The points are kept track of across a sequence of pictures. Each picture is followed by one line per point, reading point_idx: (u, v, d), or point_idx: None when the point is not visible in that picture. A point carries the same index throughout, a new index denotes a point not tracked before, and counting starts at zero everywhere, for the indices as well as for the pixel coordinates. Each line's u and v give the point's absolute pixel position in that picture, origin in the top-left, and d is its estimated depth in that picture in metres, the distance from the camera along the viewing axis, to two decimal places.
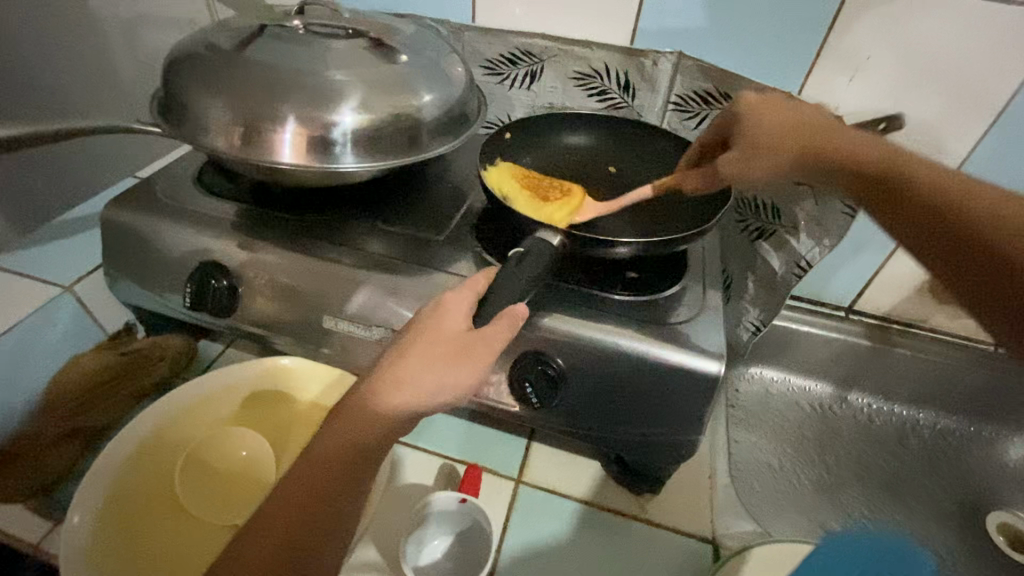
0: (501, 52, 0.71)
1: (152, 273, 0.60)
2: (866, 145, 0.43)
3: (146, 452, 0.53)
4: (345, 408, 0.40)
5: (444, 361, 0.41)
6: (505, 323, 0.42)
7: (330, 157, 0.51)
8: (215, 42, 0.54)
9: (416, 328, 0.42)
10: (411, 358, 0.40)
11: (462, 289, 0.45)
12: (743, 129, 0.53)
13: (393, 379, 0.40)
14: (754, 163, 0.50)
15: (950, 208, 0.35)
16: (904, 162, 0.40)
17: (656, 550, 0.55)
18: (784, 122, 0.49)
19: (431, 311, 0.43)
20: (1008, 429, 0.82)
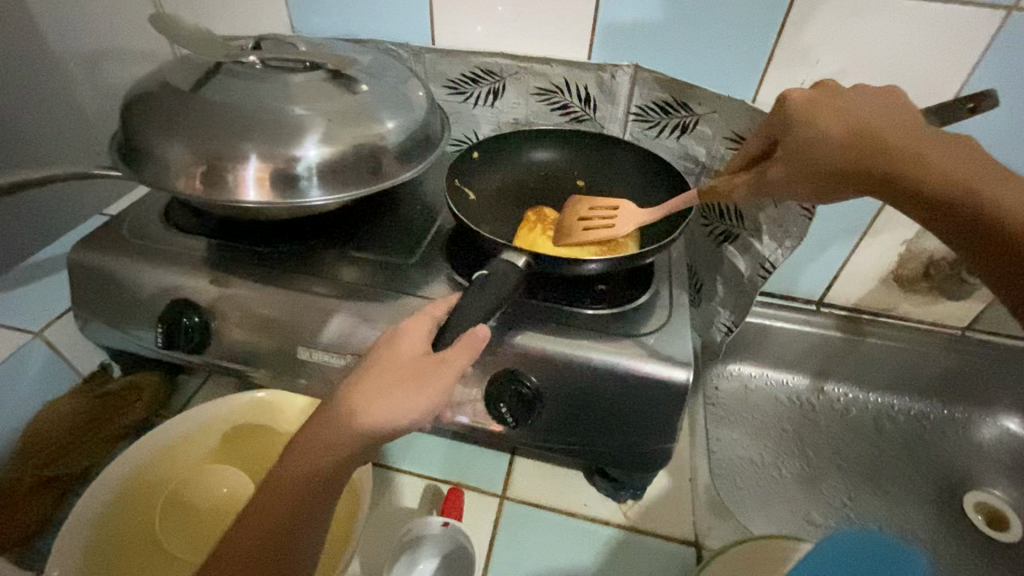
0: (463, 72, 0.71)
1: (123, 312, 0.59)
2: (924, 151, 0.43)
3: (126, 495, 0.52)
4: (311, 431, 0.41)
5: (403, 385, 0.41)
6: (465, 345, 0.42)
7: (295, 191, 0.51)
8: (171, 81, 0.54)
9: (374, 356, 0.43)
10: (374, 382, 0.41)
11: (422, 315, 0.45)
12: (795, 136, 0.50)
13: (357, 403, 0.40)
14: (818, 176, 0.48)
15: (963, 200, 0.40)
16: (939, 179, 0.42)
17: (642, 555, 0.56)
18: (850, 129, 0.46)
19: (389, 337, 0.44)
20: (978, 409, 0.84)
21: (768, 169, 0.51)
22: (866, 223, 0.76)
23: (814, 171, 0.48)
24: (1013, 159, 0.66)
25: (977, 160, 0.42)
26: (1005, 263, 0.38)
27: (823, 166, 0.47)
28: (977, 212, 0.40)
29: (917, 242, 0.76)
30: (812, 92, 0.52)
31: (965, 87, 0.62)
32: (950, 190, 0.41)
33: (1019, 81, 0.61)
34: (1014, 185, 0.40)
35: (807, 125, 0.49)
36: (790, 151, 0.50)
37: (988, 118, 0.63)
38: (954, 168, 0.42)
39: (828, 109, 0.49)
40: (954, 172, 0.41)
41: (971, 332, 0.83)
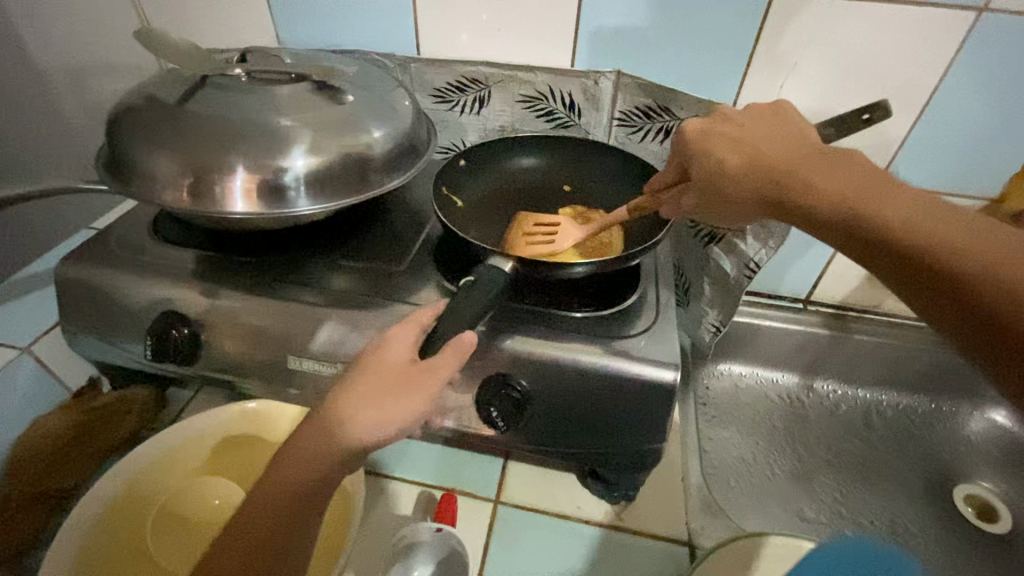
0: (448, 81, 0.72)
1: (112, 326, 0.59)
2: (818, 178, 0.43)
3: (119, 509, 0.52)
4: (299, 439, 0.41)
5: (389, 393, 0.41)
6: (452, 352, 0.42)
7: (284, 202, 0.52)
8: (157, 94, 0.55)
9: (360, 366, 0.43)
10: (362, 390, 0.41)
11: (410, 322, 0.46)
12: (699, 167, 0.51)
13: (346, 413, 0.40)
14: (727, 205, 0.49)
15: (857, 220, 0.40)
16: (840, 200, 0.41)
17: (635, 556, 0.57)
18: (744, 159, 0.47)
19: (375, 347, 0.44)
20: (966, 402, 0.85)
21: (683, 202, 0.53)
22: None
23: (721, 200, 0.49)
24: (988, 156, 0.67)
25: (874, 177, 0.41)
26: (926, 283, 0.35)
27: (730, 198, 0.48)
28: (877, 227, 0.38)
29: None
30: (707, 118, 0.53)
31: (938, 88, 0.63)
32: (842, 211, 0.40)
33: (991, 79, 0.62)
34: (903, 199, 0.39)
35: (706, 155, 0.50)
36: (697, 180, 0.51)
37: (961, 118, 0.65)
38: (850, 188, 0.41)
39: (721, 139, 0.50)
40: (845, 195, 0.41)
41: None
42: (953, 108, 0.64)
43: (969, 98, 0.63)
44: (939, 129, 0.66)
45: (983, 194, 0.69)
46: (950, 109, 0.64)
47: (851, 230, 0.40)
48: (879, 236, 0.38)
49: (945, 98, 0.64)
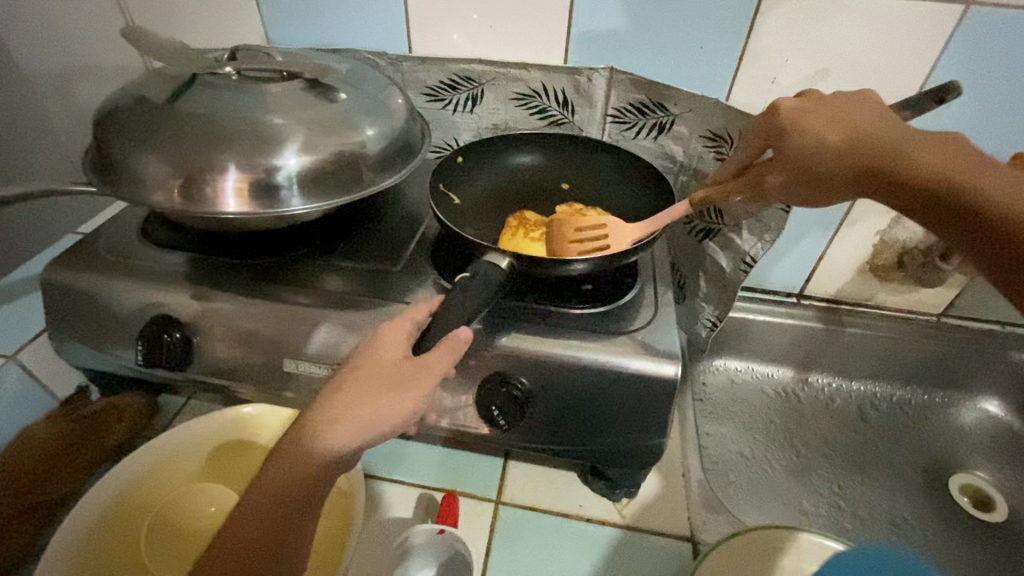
0: (441, 79, 0.72)
1: (102, 332, 0.58)
2: (924, 149, 0.42)
3: (112, 518, 0.51)
4: (288, 440, 0.40)
5: (383, 388, 0.40)
6: (446, 348, 0.42)
7: (277, 202, 0.51)
8: (145, 94, 0.54)
9: (353, 361, 0.43)
10: (355, 387, 0.40)
11: (401, 319, 0.45)
12: (791, 143, 0.50)
13: (338, 411, 0.39)
14: (809, 184, 0.48)
15: (955, 195, 0.39)
16: (936, 177, 0.41)
17: (638, 553, 0.56)
18: (842, 134, 0.46)
19: (369, 342, 0.44)
20: (958, 393, 0.86)
21: (766, 180, 0.51)
22: (840, 216, 0.77)
23: (807, 179, 0.48)
24: (977, 148, 0.68)
25: (965, 154, 0.41)
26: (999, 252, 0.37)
27: (814, 174, 0.48)
28: (973, 204, 0.39)
29: (890, 232, 0.78)
30: (805, 97, 0.52)
31: (927, 82, 0.64)
32: (936, 188, 0.40)
33: (978, 72, 0.63)
34: (1006, 177, 0.39)
35: (803, 132, 0.49)
36: (784, 159, 0.50)
37: (950, 111, 0.66)
38: (943, 164, 0.41)
39: (821, 115, 0.49)
40: (945, 169, 0.41)
41: (947, 317, 0.85)
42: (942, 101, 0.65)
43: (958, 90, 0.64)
44: (928, 122, 0.67)
45: None
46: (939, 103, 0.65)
47: (946, 204, 0.40)
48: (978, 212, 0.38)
49: None
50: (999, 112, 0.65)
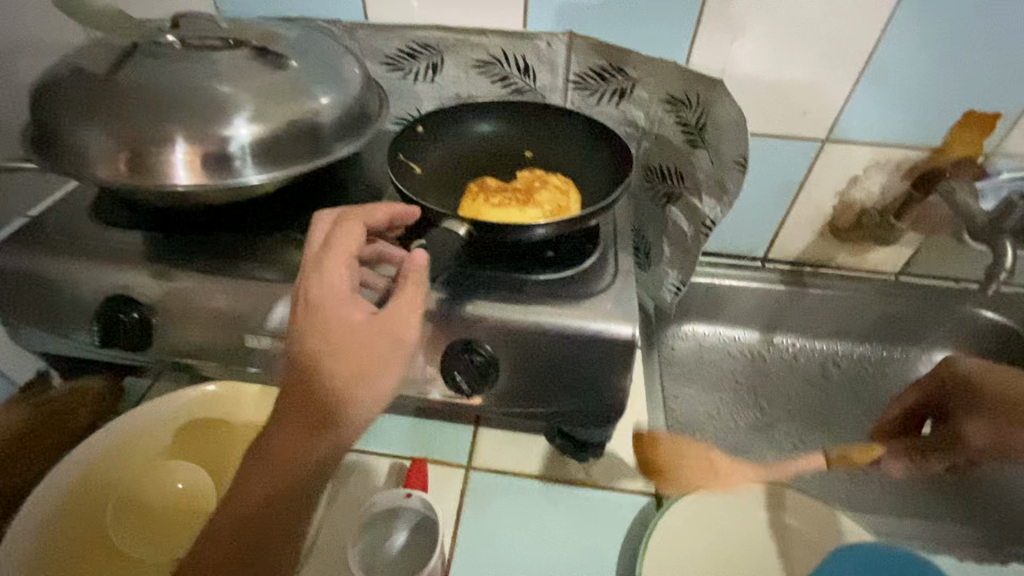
0: (399, 47, 0.70)
1: (58, 314, 0.57)
2: None
3: (77, 499, 0.50)
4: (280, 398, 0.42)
5: (361, 352, 0.42)
6: (409, 281, 0.45)
7: (230, 173, 0.50)
8: (84, 65, 0.51)
9: (312, 335, 0.42)
10: (328, 341, 0.42)
11: (334, 260, 0.45)
12: None
13: (334, 375, 0.41)
14: None
15: None
16: None
17: (605, 510, 0.58)
18: None
19: (319, 310, 0.43)
20: (915, 348, 0.89)
21: None
22: (799, 179, 0.78)
23: None
24: (929, 107, 0.69)
25: None
26: None
27: None
28: None
29: (850, 194, 0.79)
30: None
31: (880, 41, 0.65)
32: None
33: (931, 29, 0.64)
34: None
35: None
36: None
37: (903, 70, 0.67)
38: None
39: None
40: None
41: (905, 276, 0.88)
42: (894, 60, 0.66)
43: (910, 50, 0.65)
44: (881, 82, 0.68)
45: (925, 145, 0.72)
46: (892, 61, 0.66)
47: None
48: None
49: (887, 52, 0.66)
50: (949, 71, 0.66)
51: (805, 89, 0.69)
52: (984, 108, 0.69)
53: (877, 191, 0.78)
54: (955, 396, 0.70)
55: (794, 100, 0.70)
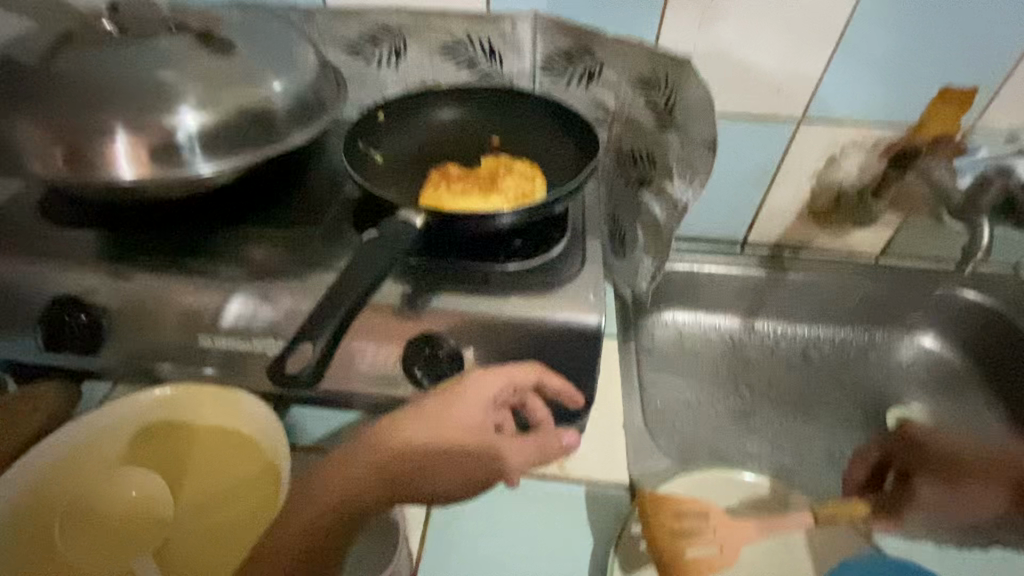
0: (360, 32, 0.68)
1: (5, 317, 0.55)
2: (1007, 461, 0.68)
3: (26, 512, 0.48)
4: (381, 440, 0.40)
5: (474, 453, 0.42)
6: (540, 444, 0.48)
7: (177, 165, 0.47)
8: (16, 55, 0.49)
9: (436, 404, 0.43)
10: (479, 442, 0.43)
11: (492, 376, 0.45)
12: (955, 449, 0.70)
13: (445, 452, 0.41)
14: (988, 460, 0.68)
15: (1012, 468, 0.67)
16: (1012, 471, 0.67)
17: (576, 504, 0.57)
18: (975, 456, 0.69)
19: (452, 388, 0.44)
20: (898, 331, 0.88)
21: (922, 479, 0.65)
22: (776, 161, 0.76)
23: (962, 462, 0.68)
24: (905, 85, 0.68)
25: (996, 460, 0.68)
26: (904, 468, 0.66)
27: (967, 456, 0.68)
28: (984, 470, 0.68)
29: (828, 175, 0.77)
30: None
31: (853, 16, 0.63)
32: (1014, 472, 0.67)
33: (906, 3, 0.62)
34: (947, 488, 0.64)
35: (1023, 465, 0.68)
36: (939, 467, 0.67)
37: (878, 47, 0.65)
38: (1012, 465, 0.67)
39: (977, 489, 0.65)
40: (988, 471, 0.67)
41: (885, 258, 0.87)
42: (869, 36, 0.64)
43: (883, 25, 0.63)
44: (857, 58, 0.66)
45: (902, 124, 0.71)
46: (867, 37, 0.64)
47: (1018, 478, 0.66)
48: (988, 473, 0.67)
49: (860, 27, 0.64)
50: (924, 47, 0.65)
51: (779, 67, 0.67)
52: (962, 84, 0.67)
53: (856, 173, 0.77)
54: (902, 453, 0.70)
55: (768, 80, 0.69)
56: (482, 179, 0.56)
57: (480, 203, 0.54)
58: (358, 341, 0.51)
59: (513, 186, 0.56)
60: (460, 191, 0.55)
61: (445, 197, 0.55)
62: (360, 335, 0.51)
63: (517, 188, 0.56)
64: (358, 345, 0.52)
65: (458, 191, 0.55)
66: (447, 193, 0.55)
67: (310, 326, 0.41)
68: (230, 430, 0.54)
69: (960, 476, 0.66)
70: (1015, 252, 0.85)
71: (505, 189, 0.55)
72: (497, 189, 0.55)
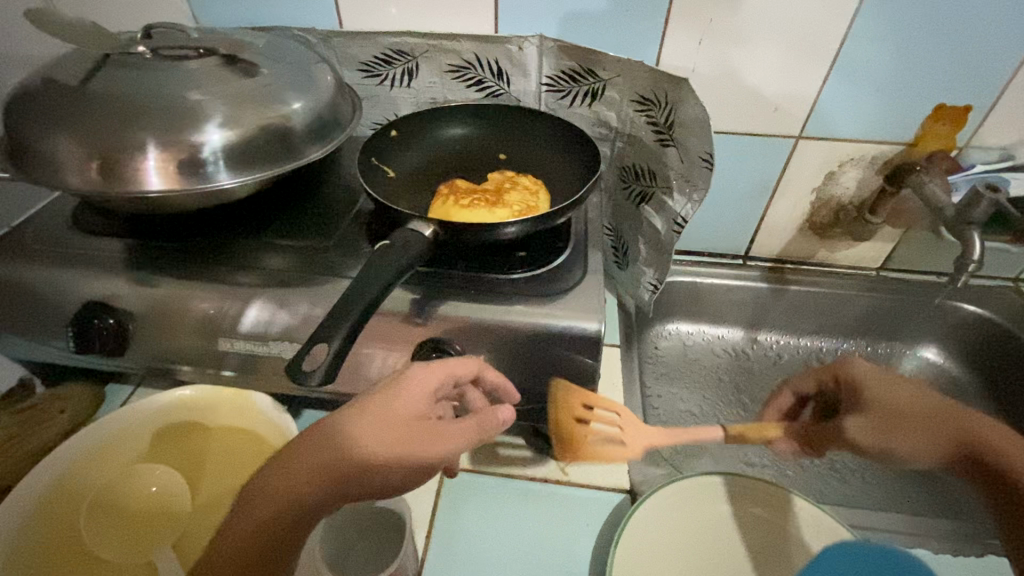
0: (375, 54, 0.71)
1: (38, 322, 0.58)
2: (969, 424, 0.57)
3: (52, 504, 0.50)
4: (327, 439, 0.41)
5: (407, 443, 0.42)
6: (476, 424, 0.46)
7: (203, 178, 0.50)
8: (57, 75, 0.52)
9: (368, 402, 0.43)
10: (413, 432, 0.43)
11: (434, 370, 0.46)
12: (891, 399, 0.60)
13: (375, 448, 0.41)
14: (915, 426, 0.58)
15: (962, 439, 0.56)
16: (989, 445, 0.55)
17: (578, 507, 0.58)
18: (913, 406, 0.59)
19: (388, 386, 0.45)
20: (900, 344, 0.89)
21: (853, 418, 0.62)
22: (776, 176, 0.78)
23: (903, 423, 0.59)
24: (899, 102, 0.70)
25: (935, 408, 0.58)
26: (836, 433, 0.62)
27: (909, 410, 0.59)
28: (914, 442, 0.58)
29: (826, 189, 0.79)
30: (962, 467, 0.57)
31: (848, 37, 0.65)
32: (969, 445, 0.56)
33: (899, 24, 0.64)
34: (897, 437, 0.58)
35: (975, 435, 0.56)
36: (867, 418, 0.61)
37: (872, 66, 0.67)
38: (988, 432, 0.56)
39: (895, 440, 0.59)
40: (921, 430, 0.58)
41: (885, 271, 0.88)
42: (863, 56, 0.67)
43: (878, 45, 0.66)
44: (852, 77, 0.68)
45: (898, 140, 0.73)
46: (861, 57, 0.67)
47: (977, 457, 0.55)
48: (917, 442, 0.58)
49: (854, 48, 0.66)
50: (916, 66, 0.67)
51: (775, 86, 0.70)
52: (955, 101, 0.69)
53: (854, 187, 0.78)
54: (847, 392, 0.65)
55: (766, 98, 0.71)
56: (489, 193, 0.59)
57: (487, 215, 0.56)
58: (369, 345, 0.54)
59: (517, 199, 0.58)
60: (468, 204, 0.57)
61: (453, 209, 0.57)
62: (371, 339, 0.54)
63: (522, 201, 0.58)
64: (369, 349, 0.54)
65: (466, 204, 0.57)
66: (454, 206, 0.58)
67: (324, 325, 0.43)
68: (248, 428, 0.57)
69: (902, 427, 0.59)
70: (1015, 267, 0.86)
71: (510, 202, 0.58)
72: (502, 202, 0.58)
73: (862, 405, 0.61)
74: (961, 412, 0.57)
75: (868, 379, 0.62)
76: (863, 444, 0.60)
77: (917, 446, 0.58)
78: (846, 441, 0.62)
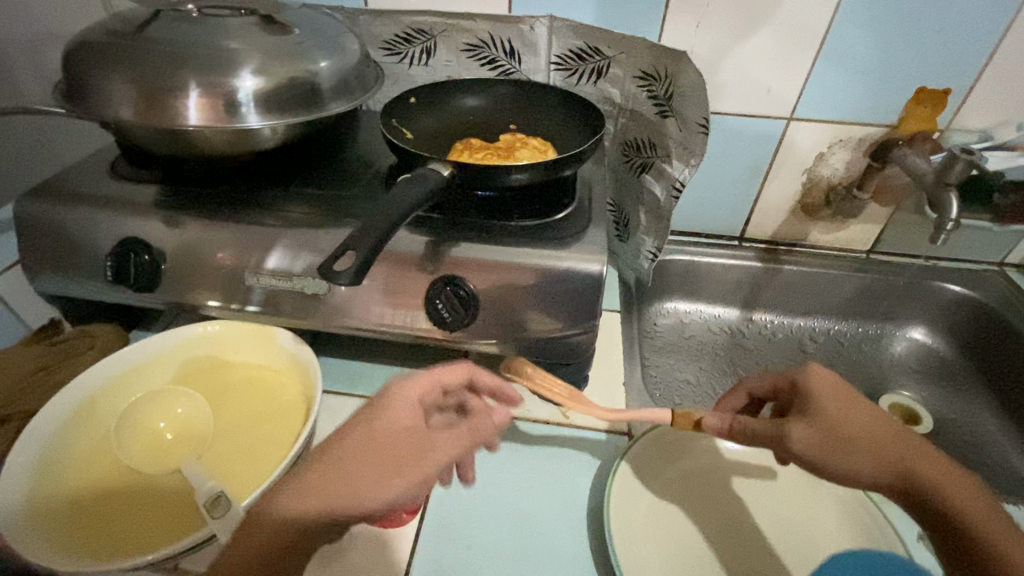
0: (396, 33, 0.77)
1: (75, 259, 0.62)
2: (939, 467, 0.44)
3: (84, 417, 0.54)
4: (326, 460, 0.40)
5: (403, 457, 0.41)
6: (473, 428, 0.44)
7: (236, 119, 0.55)
8: (110, 28, 0.57)
9: (360, 423, 0.42)
10: (409, 442, 0.42)
11: (426, 379, 0.47)
12: (855, 412, 0.46)
13: (372, 466, 0.40)
14: (859, 449, 0.44)
15: (907, 476, 0.44)
16: (950, 491, 0.43)
17: (578, 448, 0.61)
18: (834, 421, 0.46)
19: (380, 405, 0.44)
20: (890, 325, 0.92)
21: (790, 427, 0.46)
22: (769, 157, 0.83)
23: (849, 441, 0.45)
24: (882, 86, 0.75)
25: (874, 431, 0.45)
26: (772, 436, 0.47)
27: (851, 424, 0.45)
28: (873, 469, 0.44)
29: (817, 171, 0.84)
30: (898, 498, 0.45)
31: (833, 23, 0.71)
32: (898, 477, 0.44)
33: (880, 12, 0.69)
34: (846, 455, 0.44)
35: (928, 470, 0.44)
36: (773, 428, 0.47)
37: (856, 51, 0.73)
38: (946, 471, 0.44)
39: (824, 456, 0.45)
40: (890, 459, 0.44)
41: (874, 254, 0.92)
42: (847, 42, 0.72)
43: (861, 31, 0.71)
44: (837, 61, 0.74)
45: (883, 122, 0.78)
46: (846, 43, 0.72)
47: (929, 503, 0.43)
48: (870, 469, 0.44)
49: (840, 33, 0.71)
50: (897, 52, 0.72)
51: (767, 68, 0.75)
52: (935, 85, 0.74)
53: (843, 169, 0.83)
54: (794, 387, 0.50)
55: (758, 80, 0.76)
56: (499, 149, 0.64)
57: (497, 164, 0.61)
58: (386, 282, 0.58)
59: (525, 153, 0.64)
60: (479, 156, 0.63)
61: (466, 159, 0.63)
62: (388, 278, 0.58)
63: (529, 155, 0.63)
64: (385, 286, 0.58)
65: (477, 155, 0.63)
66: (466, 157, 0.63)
67: (355, 237, 0.47)
68: (264, 364, 0.61)
69: (861, 441, 0.45)
70: (998, 251, 0.90)
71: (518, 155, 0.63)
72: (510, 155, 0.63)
73: (815, 415, 0.46)
74: (948, 465, 0.44)
75: (828, 391, 0.48)
76: (808, 457, 0.45)
77: (852, 470, 0.45)
78: (773, 442, 0.47)
